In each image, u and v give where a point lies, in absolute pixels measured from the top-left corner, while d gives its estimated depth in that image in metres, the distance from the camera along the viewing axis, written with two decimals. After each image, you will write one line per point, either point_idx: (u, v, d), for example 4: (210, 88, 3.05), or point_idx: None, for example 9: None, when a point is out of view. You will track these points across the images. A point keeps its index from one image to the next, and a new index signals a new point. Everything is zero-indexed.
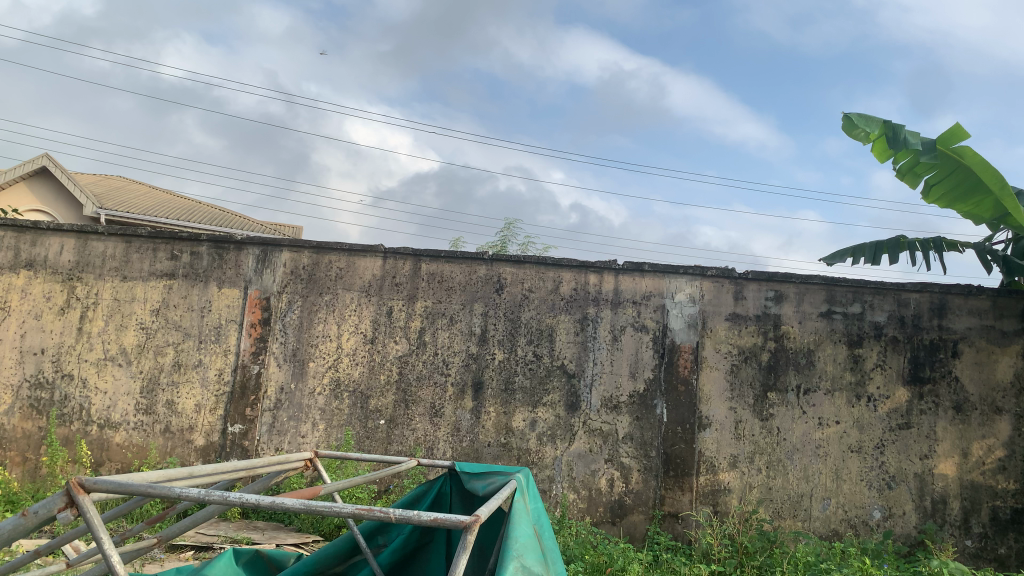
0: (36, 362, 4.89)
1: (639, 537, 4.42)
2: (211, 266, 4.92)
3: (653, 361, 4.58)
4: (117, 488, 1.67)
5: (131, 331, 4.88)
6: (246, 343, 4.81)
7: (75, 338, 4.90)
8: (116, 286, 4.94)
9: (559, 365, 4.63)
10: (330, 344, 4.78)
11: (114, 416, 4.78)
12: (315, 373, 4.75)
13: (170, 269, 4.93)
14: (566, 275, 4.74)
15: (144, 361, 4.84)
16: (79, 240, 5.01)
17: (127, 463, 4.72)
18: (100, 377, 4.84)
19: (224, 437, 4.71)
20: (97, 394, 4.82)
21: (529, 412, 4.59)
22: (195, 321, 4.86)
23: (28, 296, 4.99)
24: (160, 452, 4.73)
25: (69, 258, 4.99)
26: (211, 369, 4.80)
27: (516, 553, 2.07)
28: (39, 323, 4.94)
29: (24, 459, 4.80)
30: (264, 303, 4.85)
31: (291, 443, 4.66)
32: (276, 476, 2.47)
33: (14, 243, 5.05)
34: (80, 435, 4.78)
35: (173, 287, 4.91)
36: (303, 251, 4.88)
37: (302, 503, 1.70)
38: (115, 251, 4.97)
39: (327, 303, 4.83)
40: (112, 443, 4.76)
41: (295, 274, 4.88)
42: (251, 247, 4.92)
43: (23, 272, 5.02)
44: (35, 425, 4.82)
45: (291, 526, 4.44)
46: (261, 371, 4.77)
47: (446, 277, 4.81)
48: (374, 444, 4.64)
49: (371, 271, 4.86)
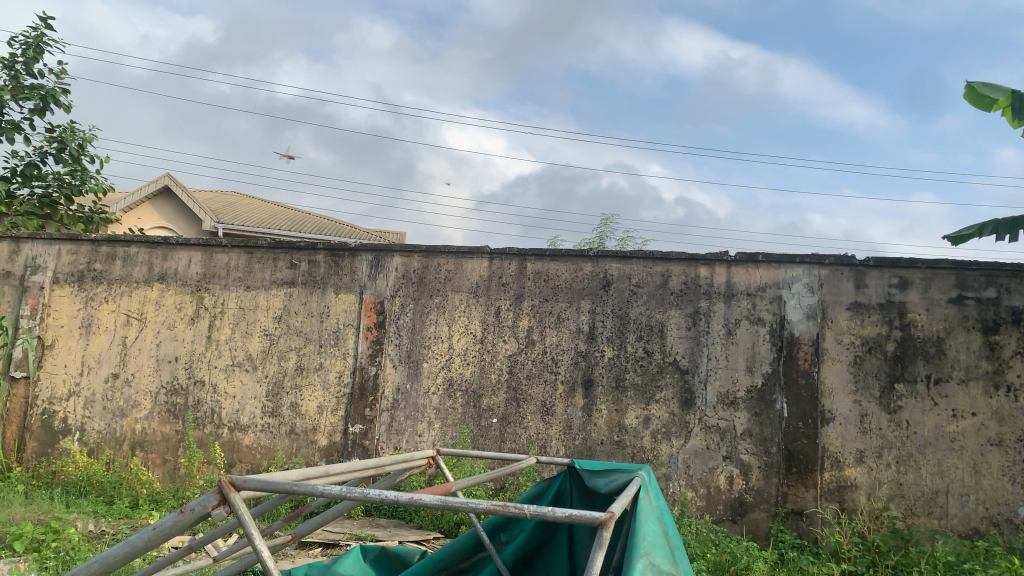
0: (171, 370, 5.19)
1: (762, 536, 4.30)
2: (328, 274, 5.10)
3: (770, 354, 4.44)
4: (264, 487, 1.76)
5: (256, 337, 5.12)
6: (362, 346, 4.96)
7: (205, 346, 5.18)
8: (241, 295, 5.19)
9: (672, 361, 4.56)
10: (442, 345, 4.88)
11: (243, 419, 5.03)
12: (428, 374, 4.85)
13: (289, 278, 5.14)
14: (676, 268, 4.66)
15: (269, 365, 5.06)
16: (206, 254, 5.29)
17: (257, 464, 4.95)
18: (229, 382, 5.09)
19: (346, 437, 4.87)
20: (227, 399, 5.08)
21: (642, 409, 4.55)
22: (315, 326, 5.05)
23: (162, 308, 5.29)
24: (287, 453, 4.93)
25: (198, 270, 5.28)
26: (331, 372, 4.97)
27: (646, 551, 2.06)
28: (172, 332, 5.24)
29: (163, 460, 5.09)
30: (378, 307, 4.99)
31: (409, 441, 4.78)
32: (401, 474, 2.53)
33: (148, 258, 5.37)
34: (213, 437, 5.04)
35: (293, 295, 5.12)
36: (414, 254, 5.01)
37: (439, 500, 1.72)
38: (238, 261, 5.23)
39: (438, 305, 4.93)
40: (242, 445, 5.00)
41: (406, 278, 5.00)
42: (364, 253, 5.07)
43: (157, 285, 5.33)
44: (172, 428, 5.11)
45: (412, 524, 4.55)
46: (378, 372, 4.90)
47: (552, 276, 4.81)
48: (489, 442, 4.70)
49: (479, 272, 4.92)
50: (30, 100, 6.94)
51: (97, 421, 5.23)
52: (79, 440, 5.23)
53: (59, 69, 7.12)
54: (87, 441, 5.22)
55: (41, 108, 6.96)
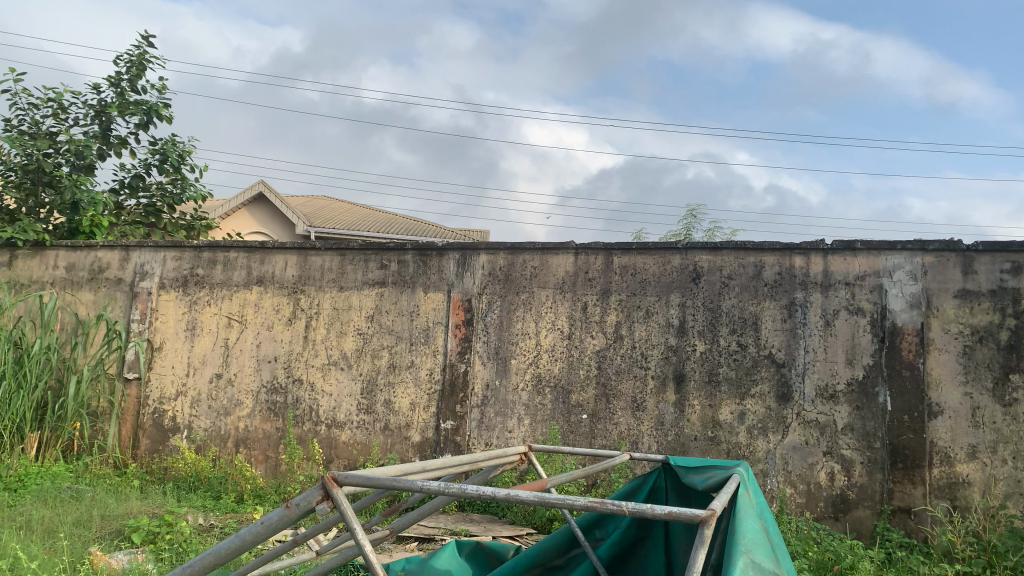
0: (271, 369, 5.38)
1: (867, 534, 4.14)
2: (416, 273, 5.18)
3: (872, 346, 4.27)
4: (366, 483, 1.80)
5: (350, 337, 5.25)
6: (452, 343, 5.02)
7: (301, 345, 5.35)
8: (335, 296, 5.33)
9: (767, 355, 4.44)
10: (530, 341, 4.89)
11: (339, 416, 5.17)
12: (517, 370, 4.87)
13: (380, 278, 5.25)
14: (769, 259, 4.53)
15: (363, 363, 5.19)
16: (300, 257, 5.46)
17: (353, 459, 5.08)
18: (325, 380, 5.25)
19: (438, 433, 4.95)
20: (324, 396, 5.23)
21: (736, 404, 4.45)
22: (406, 325, 5.14)
23: (261, 310, 5.49)
24: (382, 449, 5.04)
25: (293, 273, 5.45)
26: (422, 369, 5.05)
27: (746, 548, 2.01)
28: (271, 333, 5.43)
29: (266, 456, 5.29)
30: (466, 305, 5.04)
31: (499, 438, 4.82)
32: (494, 470, 2.55)
33: (246, 262, 5.58)
34: (312, 434, 5.20)
35: (384, 294, 5.23)
36: (500, 252, 5.03)
37: (537, 496, 1.72)
38: (331, 263, 5.37)
39: (525, 302, 4.94)
40: (339, 441, 5.14)
41: (492, 275, 5.03)
42: (451, 252, 5.13)
43: (255, 288, 5.53)
44: (273, 425, 5.30)
45: (505, 519, 4.58)
46: (468, 369, 4.95)
47: (640, 270, 4.75)
48: (580, 438, 4.69)
49: (565, 267, 4.90)
50: (136, 115, 7.31)
51: (204, 420, 5.48)
52: (188, 438, 5.49)
53: (160, 84, 7.48)
54: (195, 439, 5.47)
55: (145, 123, 7.33)
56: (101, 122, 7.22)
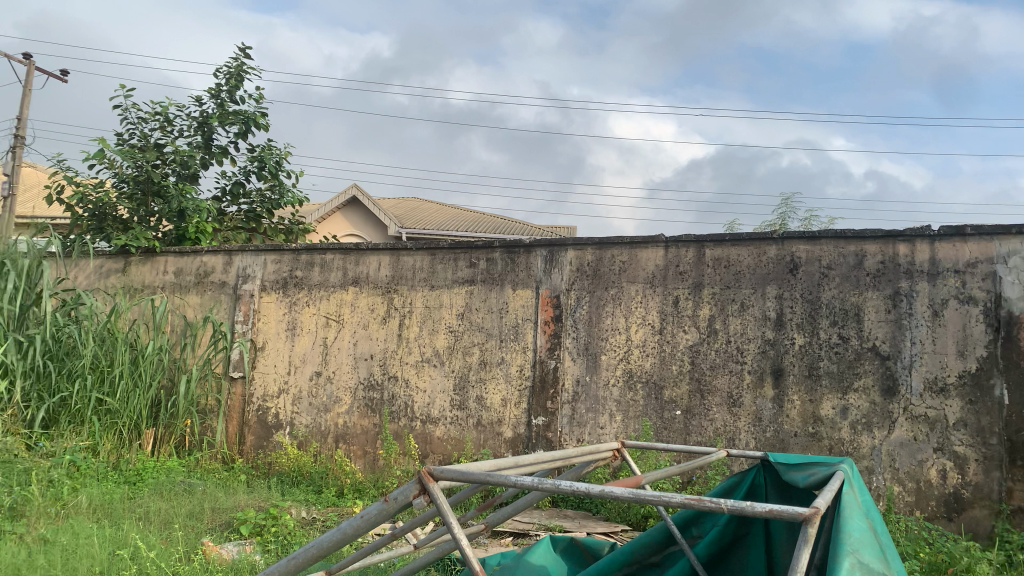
0: (367, 366, 5.52)
1: (984, 535, 3.91)
2: (505, 270, 5.21)
3: (985, 336, 4.03)
4: (461, 478, 1.82)
5: (441, 334, 5.33)
6: (542, 340, 5.03)
7: (396, 343, 5.46)
8: (426, 295, 5.42)
9: (870, 347, 4.26)
10: (621, 337, 4.84)
11: (433, 412, 5.26)
12: (608, 366, 4.84)
13: (469, 276, 5.31)
14: (870, 247, 4.34)
15: (455, 360, 5.26)
16: (392, 257, 5.57)
17: (448, 455, 5.16)
18: (419, 377, 5.34)
19: (530, 430, 4.96)
20: (418, 393, 5.33)
21: (838, 399, 4.29)
22: (496, 322, 5.18)
23: (357, 309, 5.64)
24: (475, 445, 5.09)
25: (386, 273, 5.57)
26: (513, 366, 5.08)
27: (853, 548, 1.93)
28: (366, 331, 5.57)
29: (364, 452, 5.43)
30: (555, 301, 5.04)
31: (592, 434, 4.80)
32: (587, 466, 2.54)
33: (342, 264, 5.74)
34: (407, 430, 5.31)
35: (474, 292, 5.28)
36: (588, 247, 5.01)
37: (632, 493, 1.70)
38: (422, 263, 5.47)
39: (614, 297, 4.90)
40: (433, 437, 5.23)
41: (581, 271, 5.01)
42: (539, 248, 5.14)
43: (351, 288, 5.68)
44: (370, 421, 5.44)
45: (599, 516, 4.56)
46: (558, 366, 4.95)
47: (733, 261, 4.64)
48: (674, 434, 4.62)
49: (655, 261, 4.83)
50: (235, 125, 7.63)
51: (305, 416, 5.67)
52: (290, 433, 5.69)
53: (257, 94, 7.78)
54: (297, 434, 5.67)
55: (244, 132, 7.64)
56: (204, 133, 7.57)
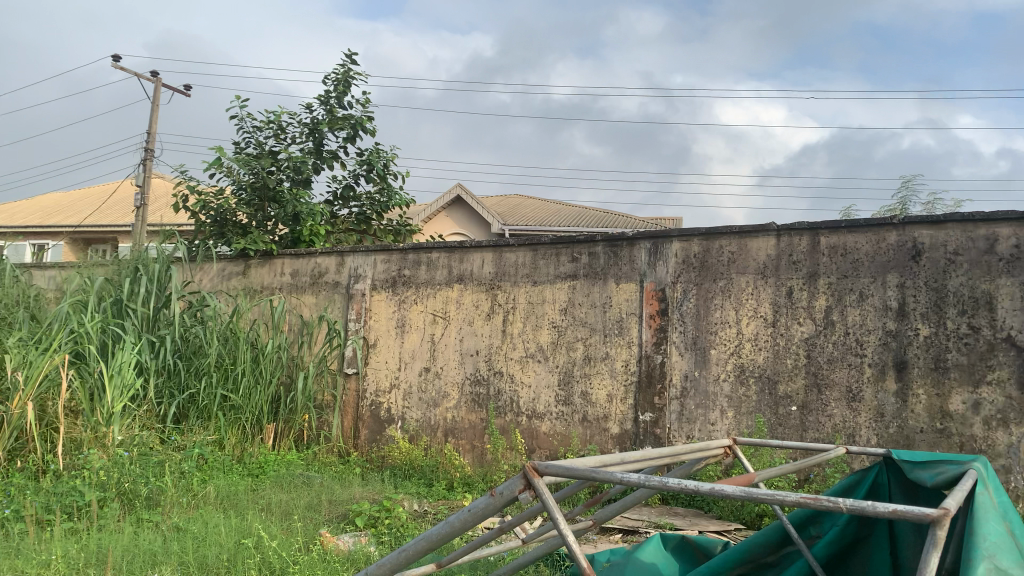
0: (473, 362, 5.59)
1: None
2: (608, 264, 5.16)
3: None
4: (566, 473, 1.80)
5: (546, 330, 5.33)
6: (648, 334, 4.95)
7: (500, 339, 5.50)
8: (529, 290, 5.44)
9: (1004, 337, 3.96)
10: (730, 330, 4.71)
11: (539, 407, 5.27)
12: (718, 360, 4.71)
13: (573, 271, 5.28)
14: (1003, 230, 4.03)
15: (560, 356, 5.25)
16: (496, 254, 5.62)
17: (555, 450, 5.16)
18: (524, 373, 5.37)
19: (637, 425, 4.90)
20: (524, 388, 5.35)
21: (969, 393, 4.02)
22: (600, 317, 5.13)
23: (462, 306, 5.72)
24: (582, 440, 5.07)
25: (489, 269, 5.63)
26: (618, 361, 5.03)
27: (988, 553, 1.80)
28: (472, 327, 5.64)
29: (472, 446, 5.51)
30: (661, 295, 4.95)
31: (702, 430, 4.69)
32: (697, 463, 2.47)
33: (447, 262, 5.83)
34: (514, 425, 5.34)
35: (577, 287, 5.25)
36: (694, 238, 4.89)
37: (743, 491, 1.63)
38: (525, 259, 5.49)
39: (723, 289, 4.76)
40: (540, 432, 5.24)
41: (687, 263, 4.90)
42: (643, 241, 5.06)
43: (456, 286, 5.77)
44: (478, 416, 5.51)
45: (711, 514, 4.45)
46: (665, 360, 4.86)
47: (850, 249, 4.42)
48: (788, 431, 4.45)
49: (765, 251, 4.67)
50: (344, 130, 7.88)
51: (415, 411, 5.80)
52: (401, 428, 5.84)
53: (364, 99, 8.00)
54: (408, 429, 5.80)
55: (352, 136, 7.88)
56: (315, 139, 7.85)
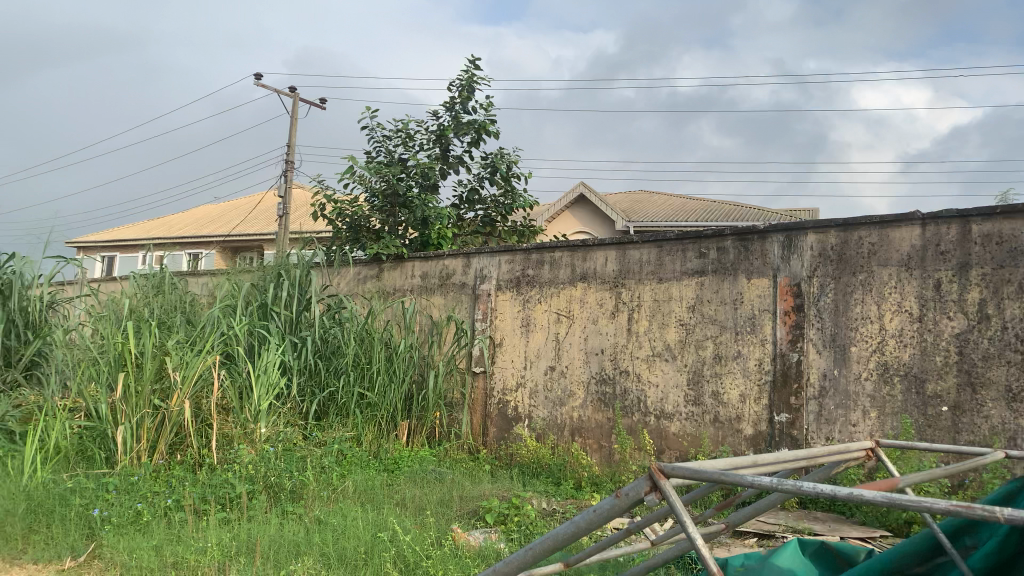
0: (599, 361, 5.56)
1: None
2: (738, 259, 5.00)
3: None
4: (693, 475, 1.75)
5: (673, 328, 5.23)
6: (782, 331, 4.76)
7: (626, 338, 5.44)
8: (655, 288, 5.35)
9: None
10: (872, 326, 4.45)
11: (667, 407, 5.18)
12: (859, 359, 4.47)
13: (700, 267, 5.16)
14: None
15: (688, 354, 5.13)
16: (619, 251, 5.57)
17: (685, 451, 5.05)
18: (651, 372, 5.29)
19: (772, 426, 4.72)
20: (651, 387, 5.27)
21: None
22: (729, 314, 4.99)
23: (586, 304, 5.70)
24: (713, 441, 4.94)
25: (613, 267, 5.58)
26: (751, 359, 4.86)
27: None
28: (597, 326, 5.61)
29: (600, 446, 5.48)
30: (795, 290, 4.74)
31: (842, 432, 4.46)
32: (836, 467, 2.35)
33: (570, 261, 5.83)
34: (642, 425, 5.27)
35: (705, 284, 5.12)
36: (830, 230, 4.66)
37: (885, 497, 1.53)
38: (649, 256, 5.40)
39: (863, 283, 4.51)
40: (669, 432, 5.15)
41: (823, 256, 4.67)
42: (775, 234, 4.87)
43: (580, 284, 5.76)
44: (604, 415, 5.48)
45: (854, 520, 4.25)
46: (801, 359, 4.65)
47: (1008, 237, 4.07)
48: (939, 433, 4.17)
49: (909, 241, 4.38)
50: (468, 134, 8.03)
51: (542, 410, 5.84)
52: (528, 426, 5.89)
53: (487, 103, 8.13)
54: (535, 427, 5.85)
55: (476, 140, 8.02)
56: (441, 145, 8.05)
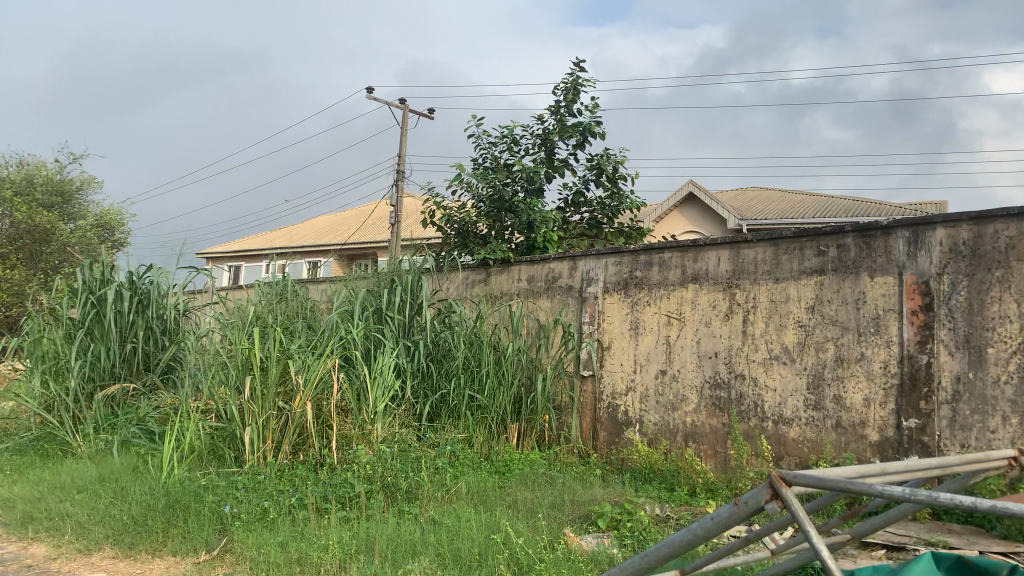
0: (713, 364, 5.42)
1: None
2: (860, 257, 4.77)
3: None
4: (816, 483, 1.67)
5: (791, 330, 5.05)
6: (910, 333, 4.49)
7: (741, 340, 5.29)
8: (771, 288, 5.18)
9: None
10: (1011, 325, 4.11)
11: (786, 412, 5.00)
12: (996, 361, 4.14)
13: (819, 266, 4.95)
14: None
15: (807, 357, 4.94)
16: (733, 251, 5.42)
17: (805, 458, 4.86)
18: (768, 375, 5.12)
19: (901, 432, 4.47)
20: (768, 391, 5.10)
21: None
22: (852, 314, 4.76)
23: (699, 306, 5.57)
24: (835, 448, 4.73)
25: (726, 268, 5.44)
26: (876, 362, 4.62)
27: None
28: (710, 328, 5.48)
29: (714, 451, 5.35)
30: (924, 288, 4.46)
31: (979, 439, 4.17)
32: (975, 476, 2.19)
33: (680, 261, 5.72)
34: (759, 430, 5.11)
35: (824, 283, 4.91)
36: (962, 224, 4.37)
37: None
38: (764, 255, 5.24)
39: (1000, 279, 4.20)
40: (788, 438, 4.97)
41: (955, 252, 4.37)
42: (900, 230, 4.60)
43: (691, 286, 5.63)
44: (719, 420, 5.34)
45: (994, 532, 3.96)
46: (931, 361, 4.37)
47: None
48: None
49: None
50: (574, 137, 8.02)
51: (653, 414, 5.75)
52: (639, 431, 5.81)
53: (593, 105, 8.10)
54: (647, 432, 5.76)
55: (582, 142, 8.00)
56: (546, 148, 8.07)
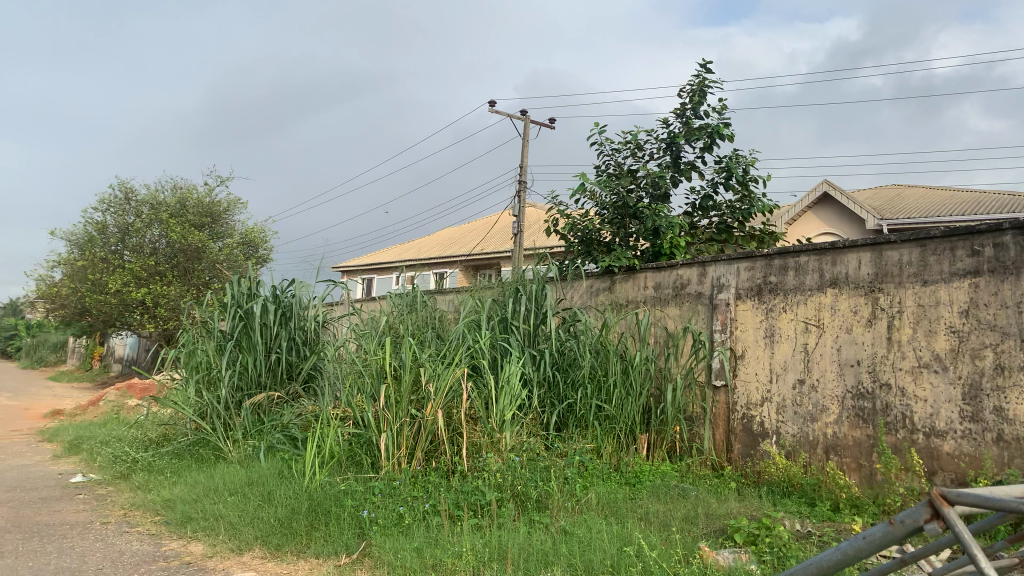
0: (855, 373, 5.14)
1: None
2: (1021, 256, 4.37)
3: None
4: (984, 503, 1.52)
5: (942, 336, 4.71)
6: None
7: (886, 347, 4.99)
8: (919, 291, 4.85)
9: None
10: None
11: (939, 424, 4.66)
12: None
13: (973, 267, 4.60)
14: None
15: (963, 365, 4.59)
16: (875, 253, 5.12)
17: (962, 474, 4.51)
18: (918, 385, 4.79)
19: None
20: (918, 402, 4.78)
21: None
22: (1012, 319, 4.38)
23: (838, 312, 5.30)
24: (997, 463, 4.36)
25: (868, 271, 5.14)
26: None
27: None
28: (851, 335, 5.20)
29: (859, 465, 5.06)
30: None
31: None
32: None
33: (818, 265, 5.46)
34: (908, 443, 4.79)
35: (980, 285, 4.55)
36: None
37: None
38: (911, 256, 4.92)
39: None
40: (942, 452, 4.63)
41: None
42: None
43: (830, 291, 5.37)
44: (864, 432, 5.05)
45: None
46: None
47: None
48: None
49: None
50: (700, 140, 7.84)
51: (791, 425, 5.50)
52: (776, 443, 5.58)
53: (720, 106, 7.89)
54: (784, 444, 5.53)
55: (709, 145, 7.81)
56: (672, 152, 7.93)
